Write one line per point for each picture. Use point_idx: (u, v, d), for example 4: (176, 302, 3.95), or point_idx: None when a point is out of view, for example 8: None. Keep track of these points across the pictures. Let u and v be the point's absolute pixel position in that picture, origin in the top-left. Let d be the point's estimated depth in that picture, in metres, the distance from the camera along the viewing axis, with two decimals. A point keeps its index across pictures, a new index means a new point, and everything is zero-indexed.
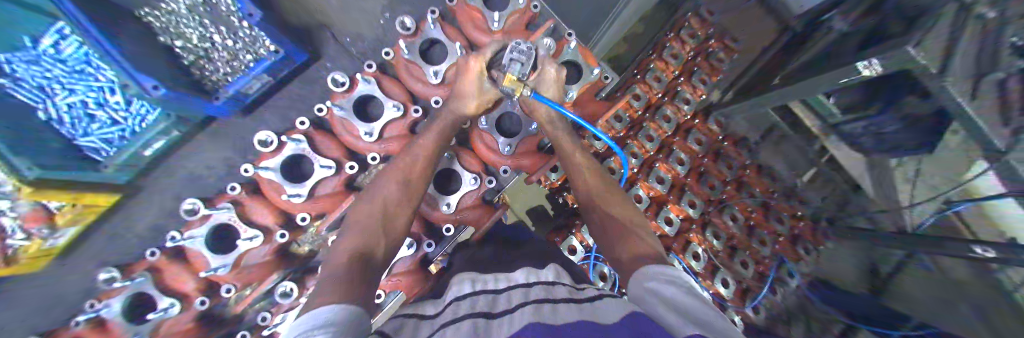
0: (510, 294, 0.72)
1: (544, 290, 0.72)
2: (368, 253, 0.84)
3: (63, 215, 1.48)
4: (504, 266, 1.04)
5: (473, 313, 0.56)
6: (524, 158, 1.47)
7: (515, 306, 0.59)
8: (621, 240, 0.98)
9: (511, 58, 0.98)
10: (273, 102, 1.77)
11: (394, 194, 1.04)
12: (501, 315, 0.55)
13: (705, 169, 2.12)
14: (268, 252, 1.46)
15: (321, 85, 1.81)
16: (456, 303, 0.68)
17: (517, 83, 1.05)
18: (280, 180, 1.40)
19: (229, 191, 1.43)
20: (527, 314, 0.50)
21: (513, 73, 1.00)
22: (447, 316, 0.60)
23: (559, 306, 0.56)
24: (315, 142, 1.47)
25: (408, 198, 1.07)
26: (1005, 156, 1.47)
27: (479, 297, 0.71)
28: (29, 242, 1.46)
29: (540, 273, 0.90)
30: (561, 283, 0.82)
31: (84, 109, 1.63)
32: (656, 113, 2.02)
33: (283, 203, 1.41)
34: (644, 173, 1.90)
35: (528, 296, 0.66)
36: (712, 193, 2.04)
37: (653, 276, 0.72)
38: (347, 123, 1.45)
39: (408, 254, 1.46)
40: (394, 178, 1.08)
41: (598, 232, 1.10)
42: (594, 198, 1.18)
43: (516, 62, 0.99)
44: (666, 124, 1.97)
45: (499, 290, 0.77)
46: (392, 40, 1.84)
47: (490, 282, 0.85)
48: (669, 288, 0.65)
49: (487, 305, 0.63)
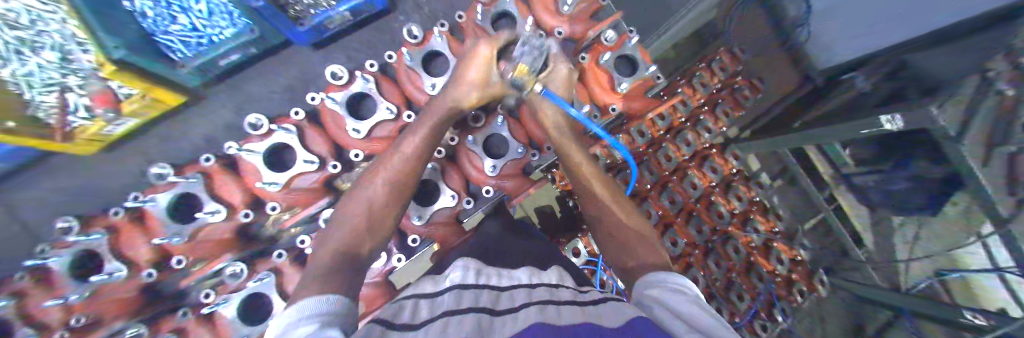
0: (513, 293, 0.59)
1: (549, 293, 0.60)
2: (354, 253, 0.71)
3: (129, 104, 1.17)
4: (512, 255, 0.88)
5: (475, 306, 0.46)
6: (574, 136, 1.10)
7: (520, 305, 0.49)
8: (621, 247, 0.86)
9: (522, 51, 0.87)
10: (343, 45, 1.40)
11: (378, 196, 0.81)
12: (504, 312, 0.44)
13: (715, 198, 2.15)
14: (318, 181, 0.96)
15: (394, 39, 1.41)
16: (457, 290, 0.57)
17: (527, 75, 0.88)
18: (343, 114, 0.98)
19: (291, 115, 0.97)
20: (530, 311, 0.42)
21: (524, 64, 0.86)
22: (439, 307, 0.49)
23: (564, 309, 0.47)
24: (382, 86, 1.04)
25: (397, 195, 0.84)
26: (1008, 226, 1.34)
27: (473, 290, 0.58)
28: (91, 123, 1.17)
29: (542, 273, 0.77)
30: (562, 286, 0.69)
31: (168, 10, 1.24)
32: (677, 136, 2.07)
33: (338, 138, 0.99)
34: (657, 191, 2.03)
35: (533, 297, 0.55)
36: (721, 221, 2.12)
37: (657, 284, 0.62)
38: (380, 79, 1.04)
39: (448, 205, 1.04)
40: (382, 171, 0.84)
41: (606, 242, 0.91)
42: (595, 201, 0.97)
43: (528, 54, 0.87)
44: (688, 148, 2.05)
45: (501, 288, 0.64)
46: (466, 6, 1.44)
47: (488, 272, 0.72)
48: (676, 296, 0.54)
49: (490, 300, 0.52)
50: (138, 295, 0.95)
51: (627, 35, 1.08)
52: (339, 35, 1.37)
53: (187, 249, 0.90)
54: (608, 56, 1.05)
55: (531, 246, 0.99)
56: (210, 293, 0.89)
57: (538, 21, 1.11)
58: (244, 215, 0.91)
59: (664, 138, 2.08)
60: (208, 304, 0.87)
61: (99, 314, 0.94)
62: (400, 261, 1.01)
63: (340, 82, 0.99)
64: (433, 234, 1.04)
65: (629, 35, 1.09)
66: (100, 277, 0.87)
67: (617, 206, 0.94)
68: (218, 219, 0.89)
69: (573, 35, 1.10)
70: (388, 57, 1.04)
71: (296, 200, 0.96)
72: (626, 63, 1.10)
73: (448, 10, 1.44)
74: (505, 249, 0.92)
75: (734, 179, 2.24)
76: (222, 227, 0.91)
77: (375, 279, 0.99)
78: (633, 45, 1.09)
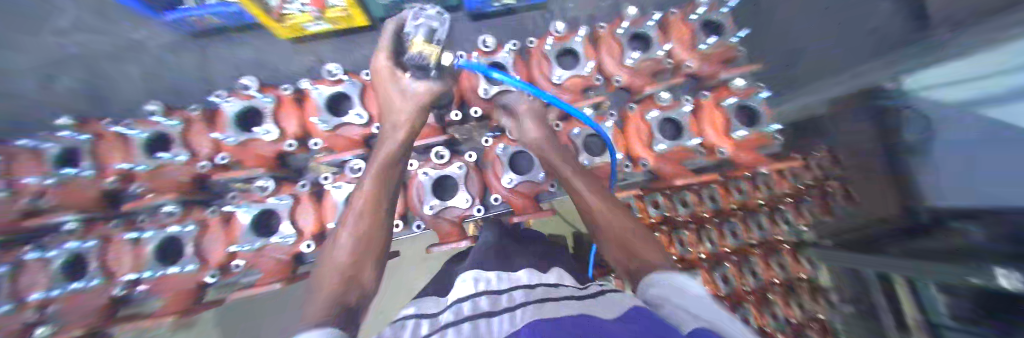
0: (513, 293, 0.57)
1: (548, 290, 0.57)
2: (347, 302, 0.54)
3: (331, 13, 1.19)
4: (515, 255, 0.84)
5: (475, 314, 0.47)
6: (666, 164, 1.06)
7: (518, 305, 0.49)
8: (619, 247, 0.68)
9: (415, 27, 0.66)
10: (494, 22, 1.37)
11: (343, 256, 0.65)
12: (501, 312, 0.45)
13: (772, 297, 1.44)
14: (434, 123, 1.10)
15: (536, 35, 1.37)
16: (456, 304, 0.55)
17: (435, 48, 0.68)
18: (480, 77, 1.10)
19: None
20: (524, 309, 0.43)
21: (417, 37, 0.65)
22: (437, 324, 0.49)
23: (564, 303, 0.47)
24: (517, 66, 1.15)
25: (366, 244, 0.68)
26: None
27: (474, 298, 0.56)
28: (301, 13, 1.17)
29: (543, 274, 0.70)
30: (563, 284, 0.64)
31: None
32: (750, 216, 1.47)
33: (471, 94, 1.12)
34: (709, 264, 1.47)
35: (531, 296, 0.53)
36: (773, 324, 1.43)
37: (658, 283, 0.51)
38: (515, 57, 1.16)
39: (535, 179, 1.10)
40: (343, 233, 0.70)
41: (607, 245, 0.72)
42: (588, 207, 0.80)
43: (421, 25, 0.66)
44: (759, 233, 1.46)
45: (499, 291, 0.60)
46: (613, 17, 1.41)
47: (487, 278, 0.67)
48: (681, 295, 0.45)
49: (488, 304, 0.52)
50: (274, 157, 1.06)
51: (755, 87, 1.12)
52: (494, 14, 1.35)
53: (327, 136, 1.04)
54: (732, 100, 1.09)
55: (540, 248, 0.98)
56: (330, 176, 1.03)
57: (672, 50, 1.16)
58: (377, 128, 1.06)
59: (733, 212, 1.49)
60: (327, 184, 1.01)
61: (242, 161, 1.05)
62: (479, 211, 1.10)
63: (488, 49, 1.12)
64: (512, 201, 1.11)
65: (759, 87, 1.12)
66: (225, 137, 1.01)
67: (611, 205, 0.78)
68: (358, 122, 1.03)
69: (699, 72, 1.17)
70: (531, 42, 1.17)
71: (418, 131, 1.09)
72: (745, 113, 1.13)
73: (591, 20, 1.40)
74: (511, 250, 0.87)
75: (799, 285, 1.41)
76: (356, 129, 1.05)
77: (453, 218, 1.11)
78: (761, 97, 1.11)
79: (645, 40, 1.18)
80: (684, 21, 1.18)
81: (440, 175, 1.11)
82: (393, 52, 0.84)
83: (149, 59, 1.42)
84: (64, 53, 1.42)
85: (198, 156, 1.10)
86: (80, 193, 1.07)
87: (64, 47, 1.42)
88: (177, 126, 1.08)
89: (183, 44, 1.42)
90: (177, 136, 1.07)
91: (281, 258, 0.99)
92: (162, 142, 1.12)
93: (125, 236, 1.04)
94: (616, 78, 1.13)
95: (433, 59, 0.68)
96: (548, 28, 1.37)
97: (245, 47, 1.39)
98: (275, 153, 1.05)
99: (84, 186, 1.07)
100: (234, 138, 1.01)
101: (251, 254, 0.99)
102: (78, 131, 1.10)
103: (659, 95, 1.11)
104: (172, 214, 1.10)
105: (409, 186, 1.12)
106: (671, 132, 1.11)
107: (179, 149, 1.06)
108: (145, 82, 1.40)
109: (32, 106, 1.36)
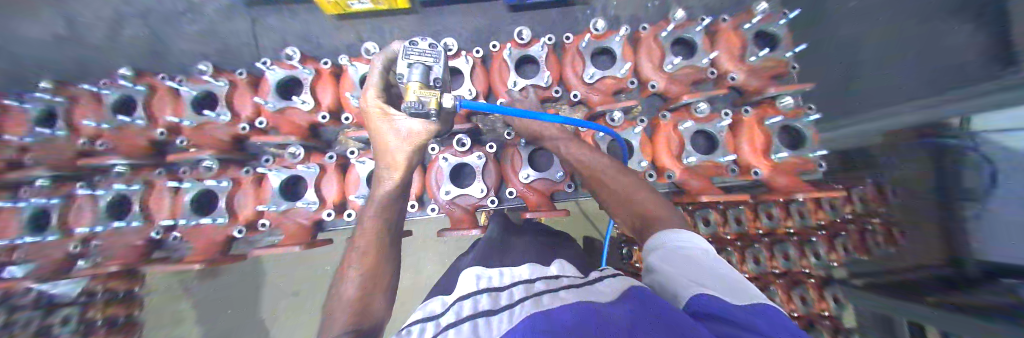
0: (513, 289, 0.54)
1: (548, 284, 0.55)
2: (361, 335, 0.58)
3: None
4: (519, 256, 0.84)
5: (475, 314, 0.44)
6: (694, 179, 1.01)
7: (517, 302, 0.47)
8: (625, 206, 0.80)
9: (410, 67, 0.64)
10: (532, 14, 1.34)
11: (353, 291, 0.68)
12: (502, 310, 0.43)
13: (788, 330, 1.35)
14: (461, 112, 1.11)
15: (573, 31, 1.34)
16: (458, 302, 0.51)
17: (431, 91, 0.64)
18: (512, 69, 1.09)
19: (474, 52, 1.14)
20: (524, 305, 0.41)
21: (412, 81, 0.62)
22: (441, 324, 0.44)
23: (564, 294, 0.45)
24: (550, 61, 1.13)
25: (374, 276, 0.72)
26: None
27: (475, 295, 0.52)
28: None
29: (545, 268, 0.69)
30: (566, 275, 0.63)
31: None
32: (776, 244, 1.37)
33: (500, 84, 1.11)
34: None
35: (531, 292, 0.51)
36: None
37: (661, 241, 0.60)
38: (550, 52, 1.13)
39: (552, 179, 1.09)
40: (351, 268, 0.73)
41: (613, 206, 0.84)
42: (590, 169, 0.90)
43: (414, 65, 0.64)
44: (784, 262, 1.35)
45: (500, 287, 0.57)
46: (657, 20, 1.35)
47: (489, 274, 0.64)
48: (679, 256, 0.52)
49: (489, 302, 0.49)
50: (305, 126, 1.10)
51: (803, 109, 1.03)
52: (533, 7, 1.33)
53: (357, 112, 1.06)
54: (777, 119, 1.01)
55: (549, 246, 1.00)
56: (355, 151, 1.04)
57: (716, 60, 1.10)
58: None
59: (758, 238, 1.38)
60: (353, 158, 1.04)
61: (277, 127, 1.10)
62: (493, 203, 1.11)
63: (523, 42, 1.10)
64: (527, 196, 1.10)
65: (807, 110, 1.04)
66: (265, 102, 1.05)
67: (611, 167, 0.88)
68: None
69: (745, 86, 1.09)
70: (567, 38, 1.14)
71: None
72: (787, 134, 1.05)
73: (632, 22, 1.34)
74: (519, 251, 0.87)
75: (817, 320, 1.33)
76: None
77: (467, 206, 1.11)
78: (808, 120, 1.02)
79: (689, 47, 1.12)
80: (734, 31, 1.10)
81: (460, 162, 1.12)
82: (382, 90, 0.78)
83: (203, 21, 1.50)
84: (131, 9, 1.54)
85: (238, 118, 1.16)
86: (131, 140, 1.20)
87: (132, 2, 1.54)
88: (224, 87, 1.14)
89: (234, 10, 1.49)
90: (221, 96, 1.14)
91: (303, 223, 1.03)
92: (208, 101, 1.20)
93: (167, 183, 1.13)
94: (651, 83, 1.08)
95: (432, 104, 0.63)
96: (586, 25, 1.33)
97: (291, 19, 1.44)
98: (309, 123, 1.10)
99: (136, 133, 1.19)
100: (274, 104, 1.06)
101: (276, 215, 1.04)
102: (138, 83, 1.23)
103: (695, 106, 1.06)
104: (209, 170, 1.16)
105: (428, 169, 1.13)
106: (704, 146, 1.06)
107: (223, 110, 1.13)
108: (199, 44, 1.50)
109: (101, 54, 1.49)
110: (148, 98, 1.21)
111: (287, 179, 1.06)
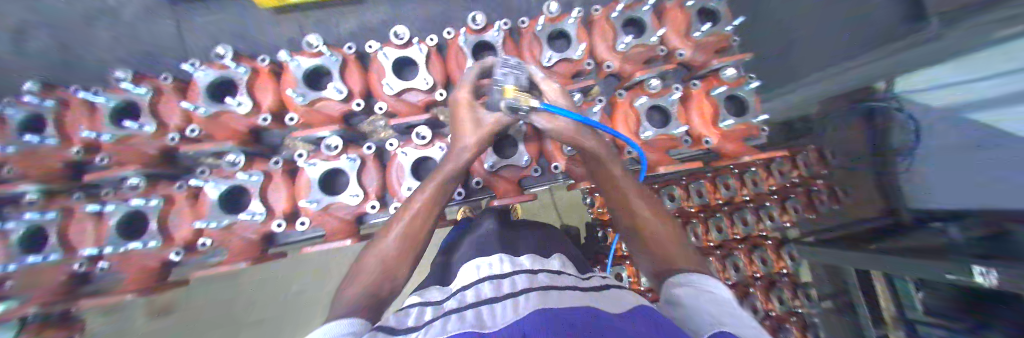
0: (515, 279, 0.58)
1: (550, 277, 0.60)
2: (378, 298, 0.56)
3: None
4: (513, 246, 0.85)
5: (480, 302, 0.48)
6: (655, 152, 1.04)
7: (523, 290, 0.51)
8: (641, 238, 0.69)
9: (505, 76, 0.70)
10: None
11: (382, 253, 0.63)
12: (505, 298, 0.47)
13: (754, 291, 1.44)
14: (419, 102, 1.03)
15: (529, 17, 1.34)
16: (461, 291, 0.56)
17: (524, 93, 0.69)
18: (468, 56, 1.07)
19: (427, 41, 1.10)
20: (527, 297, 0.44)
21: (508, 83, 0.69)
22: (444, 309, 0.49)
23: (568, 292, 0.49)
24: (506, 46, 1.12)
25: (410, 249, 0.65)
26: None
27: (477, 285, 0.57)
28: None
29: (545, 260, 0.74)
30: (565, 273, 0.68)
31: None
32: (734, 211, 1.44)
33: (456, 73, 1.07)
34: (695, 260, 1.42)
35: (535, 283, 0.55)
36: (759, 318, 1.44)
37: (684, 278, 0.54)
38: (506, 37, 1.11)
39: (520, 166, 1.07)
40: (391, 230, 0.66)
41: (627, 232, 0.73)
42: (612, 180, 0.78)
43: (509, 74, 0.71)
44: (743, 227, 1.43)
45: (500, 276, 0.61)
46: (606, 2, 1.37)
47: (490, 262, 0.68)
48: (699, 296, 0.47)
49: (492, 290, 0.53)
50: (246, 131, 1.02)
51: (746, 78, 1.09)
52: None
53: (304, 110, 0.99)
54: (722, 89, 1.06)
55: (532, 233, 1.00)
56: (303, 154, 0.97)
57: (664, 38, 1.15)
58: (356, 105, 1.01)
59: (718, 207, 1.45)
60: (300, 161, 0.96)
61: (213, 135, 1.00)
62: (459, 195, 1.07)
63: (477, 28, 1.08)
64: (494, 185, 1.08)
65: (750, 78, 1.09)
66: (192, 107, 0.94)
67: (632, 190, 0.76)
68: (337, 97, 0.98)
69: (692, 61, 1.15)
70: (522, 22, 1.13)
71: (400, 109, 1.04)
72: (734, 103, 1.11)
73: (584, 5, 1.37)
74: (507, 243, 0.87)
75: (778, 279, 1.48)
76: (336, 106, 1.00)
77: None
78: (751, 89, 1.08)
79: (638, 26, 1.16)
80: (678, 8, 1.15)
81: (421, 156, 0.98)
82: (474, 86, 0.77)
83: (120, 22, 1.33)
84: None
85: (167, 128, 1.04)
86: (42, 163, 1.05)
87: None
88: (146, 94, 1.03)
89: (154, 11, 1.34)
90: (144, 106, 1.02)
91: (252, 237, 0.94)
92: (129, 112, 1.07)
93: (86, 208, 1.00)
94: (607, 63, 1.10)
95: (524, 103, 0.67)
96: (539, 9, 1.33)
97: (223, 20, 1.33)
98: (248, 126, 1.01)
99: (48, 156, 1.05)
100: (206, 109, 0.96)
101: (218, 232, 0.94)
102: (44, 98, 1.09)
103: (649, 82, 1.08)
104: (135, 188, 1.02)
105: (387, 167, 0.99)
106: (659, 121, 1.08)
107: (147, 120, 1.01)
108: (115, 52, 1.34)
109: None
110: (61, 114, 1.07)
111: (227, 191, 0.97)
